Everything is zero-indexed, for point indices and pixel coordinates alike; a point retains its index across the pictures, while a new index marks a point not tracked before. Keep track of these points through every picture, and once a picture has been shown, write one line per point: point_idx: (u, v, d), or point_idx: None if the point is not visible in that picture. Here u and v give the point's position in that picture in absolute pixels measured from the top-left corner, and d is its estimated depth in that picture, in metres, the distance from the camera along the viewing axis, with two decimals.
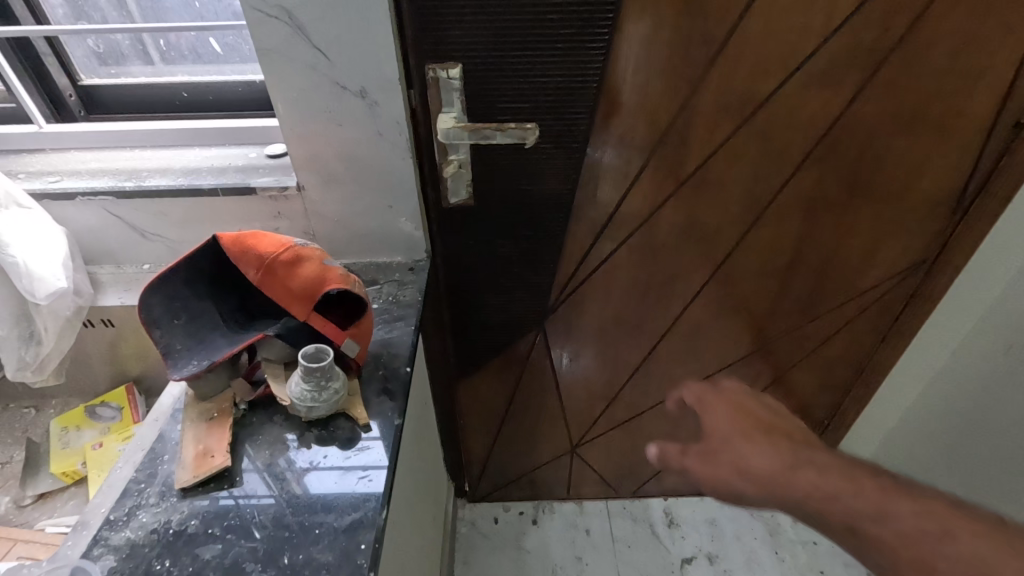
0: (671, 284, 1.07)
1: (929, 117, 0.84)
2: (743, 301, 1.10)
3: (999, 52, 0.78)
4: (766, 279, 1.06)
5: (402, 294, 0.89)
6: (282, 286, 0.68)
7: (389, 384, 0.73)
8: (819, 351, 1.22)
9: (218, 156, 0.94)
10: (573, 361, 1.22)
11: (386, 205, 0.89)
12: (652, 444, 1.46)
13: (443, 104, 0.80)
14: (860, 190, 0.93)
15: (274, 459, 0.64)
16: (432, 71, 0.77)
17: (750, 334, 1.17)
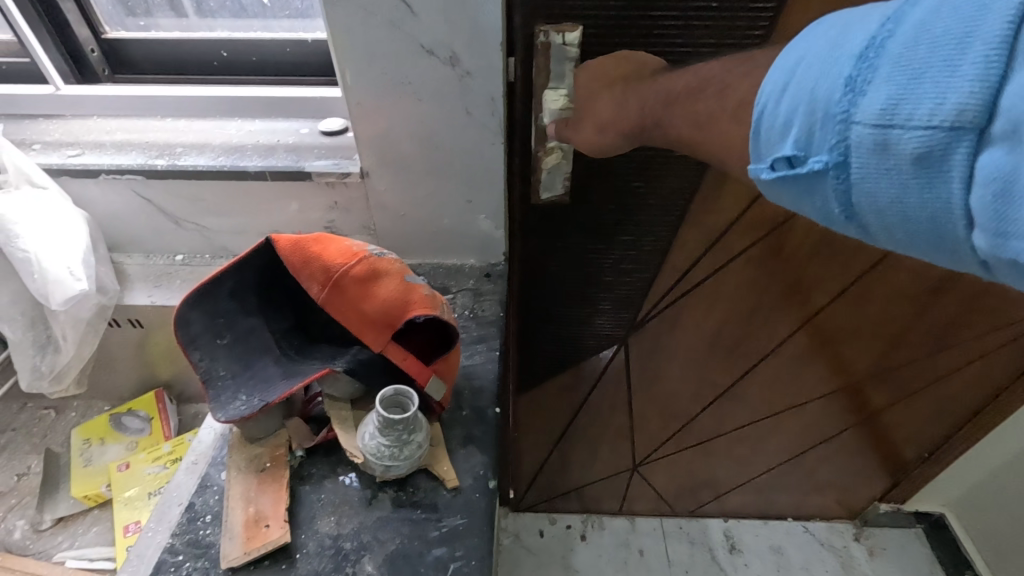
0: (789, 301, 0.93)
1: None
2: (870, 323, 0.96)
3: None
4: (902, 301, 0.91)
5: (480, 307, 0.74)
6: (354, 308, 0.54)
7: (476, 431, 0.59)
8: (942, 382, 1.08)
9: (264, 130, 0.79)
10: (654, 378, 1.08)
11: (465, 199, 0.74)
12: (720, 465, 1.32)
13: (551, 78, 0.64)
14: None
15: (342, 530, 0.50)
16: (545, 34, 0.60)
17: (868, 357, 1.04)
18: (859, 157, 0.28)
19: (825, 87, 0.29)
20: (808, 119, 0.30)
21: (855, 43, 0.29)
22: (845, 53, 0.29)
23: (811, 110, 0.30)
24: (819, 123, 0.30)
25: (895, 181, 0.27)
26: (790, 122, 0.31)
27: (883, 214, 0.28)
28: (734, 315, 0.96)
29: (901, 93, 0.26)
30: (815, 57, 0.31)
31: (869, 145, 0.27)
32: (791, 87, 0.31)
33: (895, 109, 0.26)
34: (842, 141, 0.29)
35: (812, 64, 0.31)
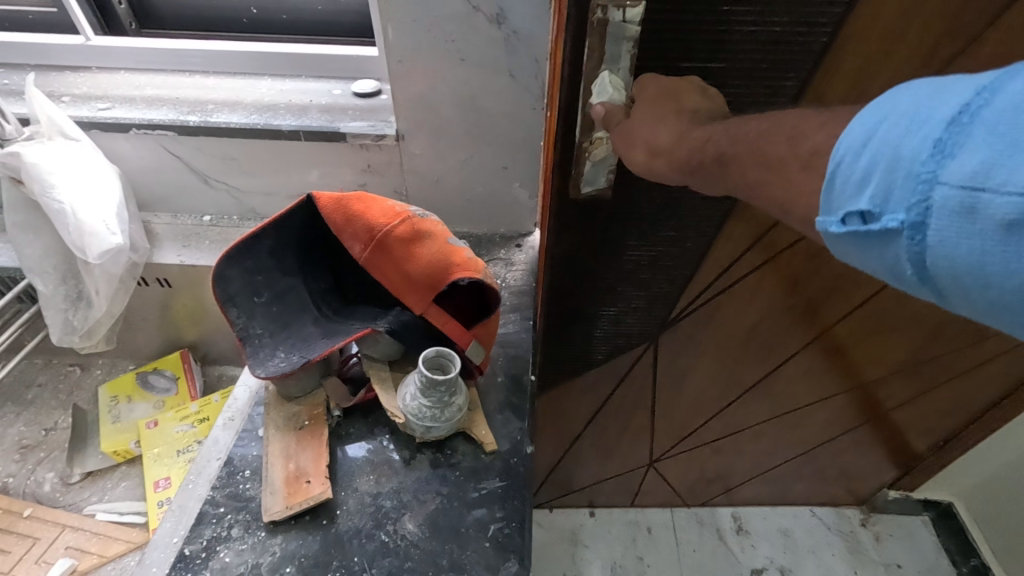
0: None
1: None
2: None
3: None
4: None
5: (512, 277, 0.74)
6: (397, 270, 0.53)
7: (513, 398, 0.59)
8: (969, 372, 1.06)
9: (296, 90, 0.77)
10: None
11: (501, 166, 0.73)
12: (738, 459, 1.27)
13: (605, 63, 0.44)
14: None
15: (382, 490, 0.50)
16: (602, 9, 0.41)
17: None
18: (944, 224, 0.21)
19: (910, 141, 0.22)
20: (888, 174, 0.23)
21: (953, 95, 0.22)
22: (943, 102, 0.22)
23: (891, 165, 0.23)
24: (901, 182, 0.22)
25: (999, 252, 0.20)
26: (862, 175, 0.24)
27: (978, 293, 0.21)
28: None
29: (1011, 155, 0.19)
30: (903, 104, 0.23)
31: (956, 211, 0.20)
32: (872, 133, 0.24)
33: (1001, 170, 0.19)
34: (924, 202, 0.22)
35: (907, 106, 0.23)
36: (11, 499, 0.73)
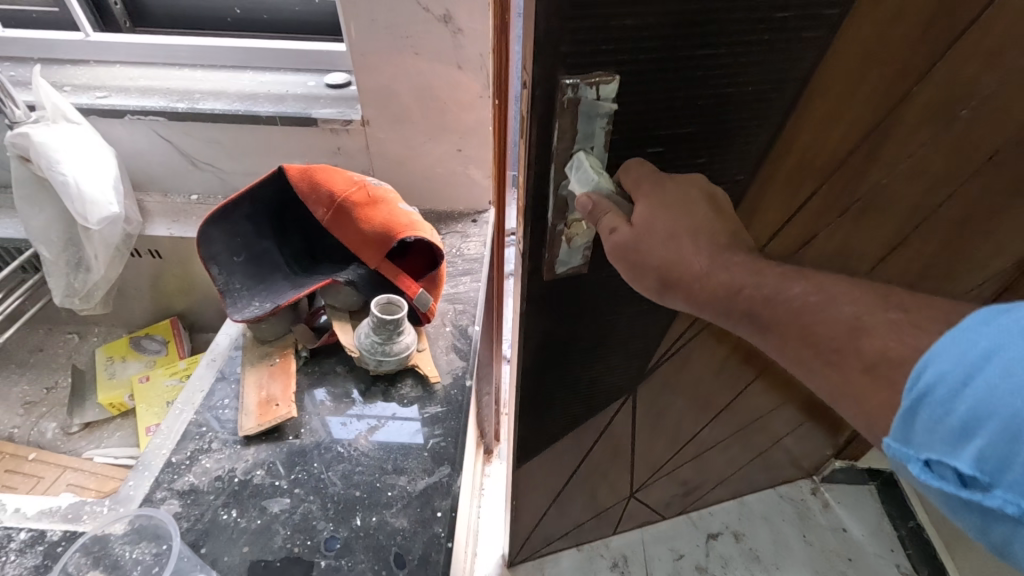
0: None
1: None
2: None
3: None
4: None
5: (466, 247, 0.83)
6: (354, 230, 0.62)
7: (458, 342, 0.68)
8: None
9: (274, 82, 0.86)
10: None
11: (456, 148, 0.83)
12: None
13: (578, 139, 0.43)
14: None
15: (340, 414, 0.60)
16: (572, 87, 0.39)
17: None
18: None
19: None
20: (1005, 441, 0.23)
21: None
22: None
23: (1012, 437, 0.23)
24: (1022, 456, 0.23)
25: None
26: (963, 422, 0.24)
27: None
28: None
29: None
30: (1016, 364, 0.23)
31: None
32: (977, 371, 0.24)
33: None
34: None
35: (998, 328, 0.24)
36: (17, 445, 0.81)
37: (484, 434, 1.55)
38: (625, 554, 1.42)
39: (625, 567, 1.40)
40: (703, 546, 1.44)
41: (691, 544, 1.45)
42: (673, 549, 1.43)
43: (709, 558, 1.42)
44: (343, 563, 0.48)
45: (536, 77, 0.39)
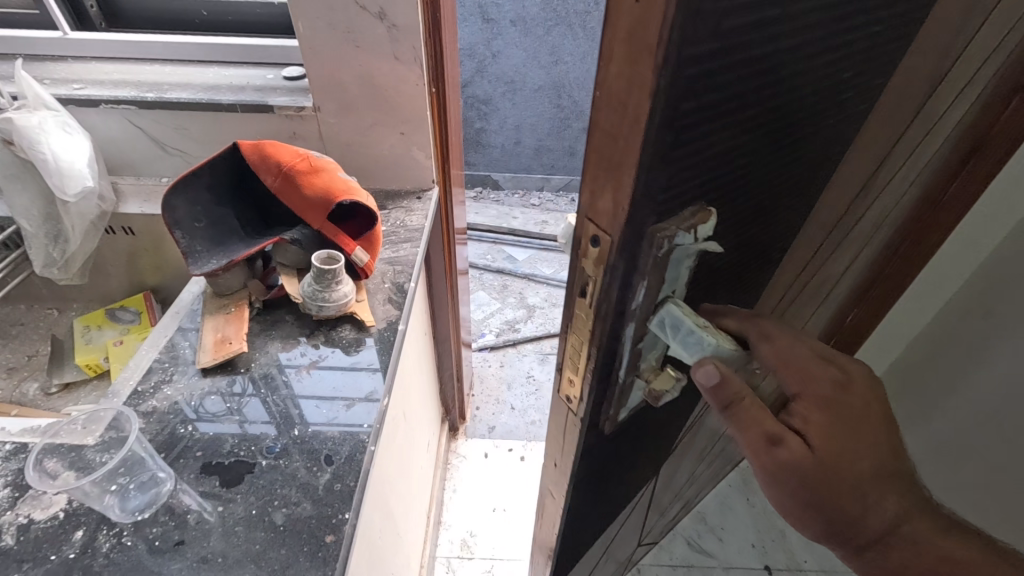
0: None
1: None
2: None
3: None
4: None
5: (409, 219, 0.93)
6: (298, 194, 0.72)
7: (394, 295, 0.78)
8: None
9: (236, 75, 0.96)
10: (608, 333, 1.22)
11: (399, 132, 0.93)
12: None
13: (664, 285, 0.36)
14: None
15: (287, 352, 0.69)
16: (671, 237, 0.33)
17: None
18: None
19: None
20: None
21: None
22: None
23: None
24: None
25: None
26: None
27: None
28: None
29: None
30: None
31: None
32: None
33: None
34: None
35: None
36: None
37: (450, 411, 1.64)
38: None
39: None
40: None
41: None
42: None
43: None
44: (280, 462, 0.58)
45: (631, 230, 0.32)
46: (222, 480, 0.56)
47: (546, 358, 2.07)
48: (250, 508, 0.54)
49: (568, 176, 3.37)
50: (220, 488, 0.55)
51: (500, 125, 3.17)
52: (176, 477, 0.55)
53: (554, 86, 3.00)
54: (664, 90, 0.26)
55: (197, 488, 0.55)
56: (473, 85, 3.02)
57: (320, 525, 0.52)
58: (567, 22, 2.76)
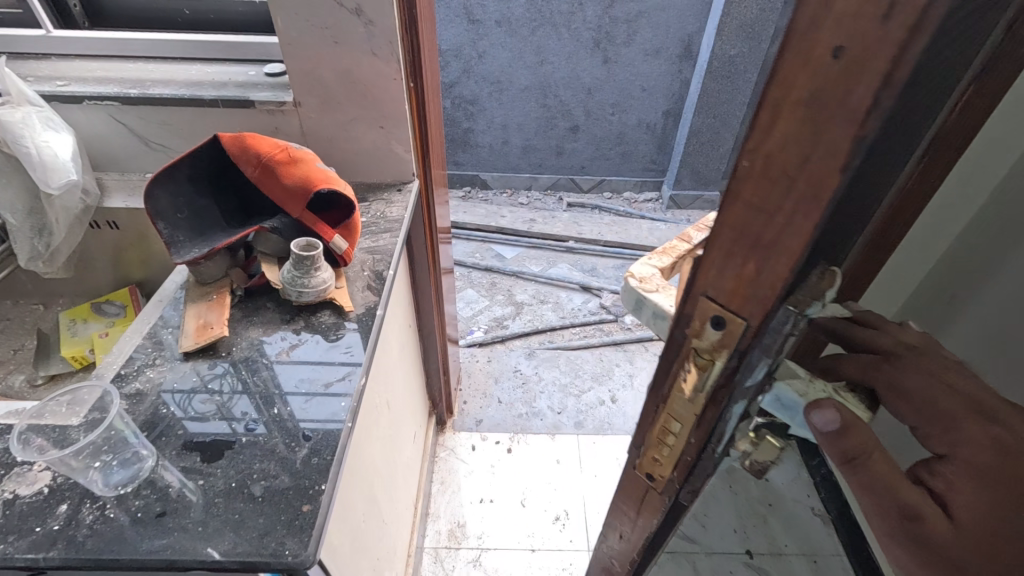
0: None
1: None
2: None
3: None
4: None
5: (390, 211, 0.96)
6: (277, 184, 0.74)
7: (373, 282, 0.80)
8: None
9: (218, 71, 0.98)
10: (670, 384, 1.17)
11: (378, 126, 0.96)
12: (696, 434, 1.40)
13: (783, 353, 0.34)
14: None
15: (268, 336, 0.71)
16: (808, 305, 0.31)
17: None
18: None
19: None
20: None
21: None
22: None
23: None
24: None
25: None
26: None
27: None
28: None
29: None
30: None
31: None
32: None
33: None
34: None
35: None
36: None
37: (437, 405, 1.66)
38: (566, 509, 1.55)
39: (567, 519, 1.52)
40: None
41: None
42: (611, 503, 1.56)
43: None
44: (260, 438, 0.60)
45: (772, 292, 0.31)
46: (202, 456, 0.58)
47: (532, 353, 2.10)
48: (230, 481, 0.56)
49: (555, 174, 3.40)
50: (201, 464, 0.57)
51: (487, 124, 3.20)
52: (157, 454, 0.57)
53: (539, 86, 3.04)
54: (869, 145, 0.24)
55: (178, 464, 0.57)
56: (460, 86, 3.05)
57: (298, 496, 0.55)
58: (551, 22, 2.79)
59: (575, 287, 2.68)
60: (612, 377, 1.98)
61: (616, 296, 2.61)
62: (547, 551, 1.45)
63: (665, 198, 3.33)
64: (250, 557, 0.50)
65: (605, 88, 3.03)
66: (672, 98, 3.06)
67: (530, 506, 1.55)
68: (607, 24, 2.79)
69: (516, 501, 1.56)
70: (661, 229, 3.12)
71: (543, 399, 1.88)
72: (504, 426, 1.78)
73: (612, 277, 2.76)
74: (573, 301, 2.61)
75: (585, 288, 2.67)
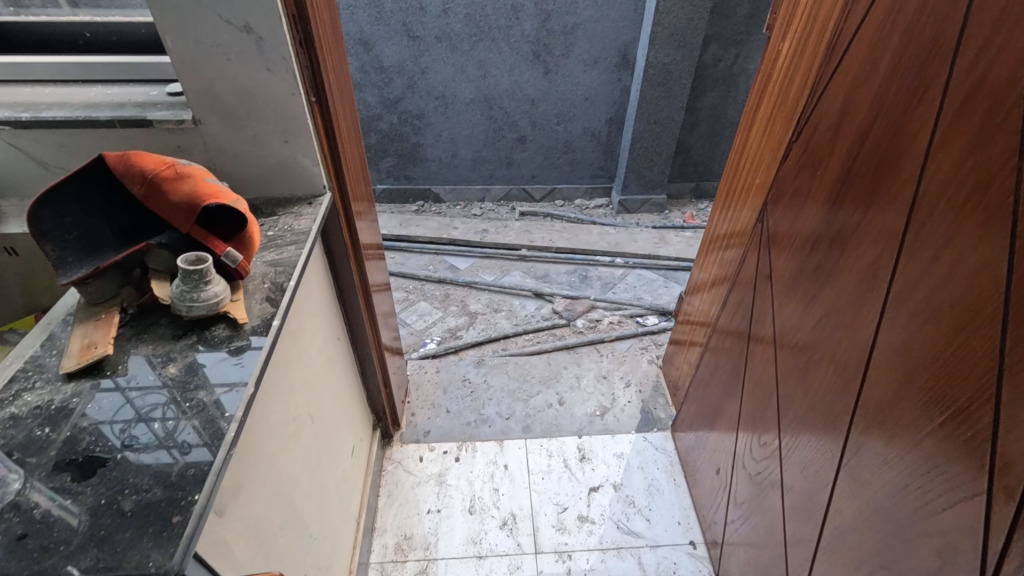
0: (815, 357, 0.94)
1: (857, 84, 0.85)
2: (789, 308, 1.04)
3: (867, 37, 0.83)
4: (794, 283, 1.02)
5: (297, 223, 0.97)
6: (164, 201, 0.74)
7: (273, 293, 0.81)
8: (740, 278, 1.34)
9: (119, 93, 0.98)
10: (786, 471, 1.05)
11: (282, 140, 0.97)
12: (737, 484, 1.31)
13: None
14: (820, 161, 0.95)
15: (158, 353, 0.71)
16: None
17: (767, 348, 1.14)
18: None
19: None
20: None
21: None
22: None
23: None
24: None
25: None
26: None
27: None
28: (822, 388, 0.92)
29: None
30: None
31: None
32: None
33: None
34: None
35: None
36: None
37: (383, 418, 1.66)
38: (513, 512, 1.56)
39: (514, 524, 1.53)
40: (584, 498, 1.60)
41: (572, 497, 1.59)
42: (557, 503, 1.58)
43: (590, 508, 1.57)
44: (137, 454, 0.59)
45: None
46: (75, 476, 0.57)
47: (481, 360, 2.10)
48: (100, 498, 0.55)
49: (506, 185, 3.46)
50: (72, 483, 0.56)
51: (435, 138, 3.24)
52: (26, 477, 0.56)
53: (484, 98, 3.08)
54: None
55: (48, 485, 0.56)
56: (405, 101, 3.08)
57: (168, 507, 0.55)
58: (490, 37, 2.85)
59: (528, 293, 2.71)
60: (560, 380, 1.99)
61: (568, 300, 2.64)
62: (494, 557, 1.45)
63: (615, 204, 3.41)
64: (112, 570, 0.49)
65: (548, 98, 3.10)
66: (614, 106, 3.16)
67: (477, 513, 1.55)
68: (545, 36, 2.87)
69: (464, 509, 1.56)
70: (612, 232, 3.19)
71: (492, 406, 1.88)
72: (452, 435, 1.77)
73: (564, 282, 2.81)
74: (526, 308, 2.64)
75: (537, 294, 2.70)
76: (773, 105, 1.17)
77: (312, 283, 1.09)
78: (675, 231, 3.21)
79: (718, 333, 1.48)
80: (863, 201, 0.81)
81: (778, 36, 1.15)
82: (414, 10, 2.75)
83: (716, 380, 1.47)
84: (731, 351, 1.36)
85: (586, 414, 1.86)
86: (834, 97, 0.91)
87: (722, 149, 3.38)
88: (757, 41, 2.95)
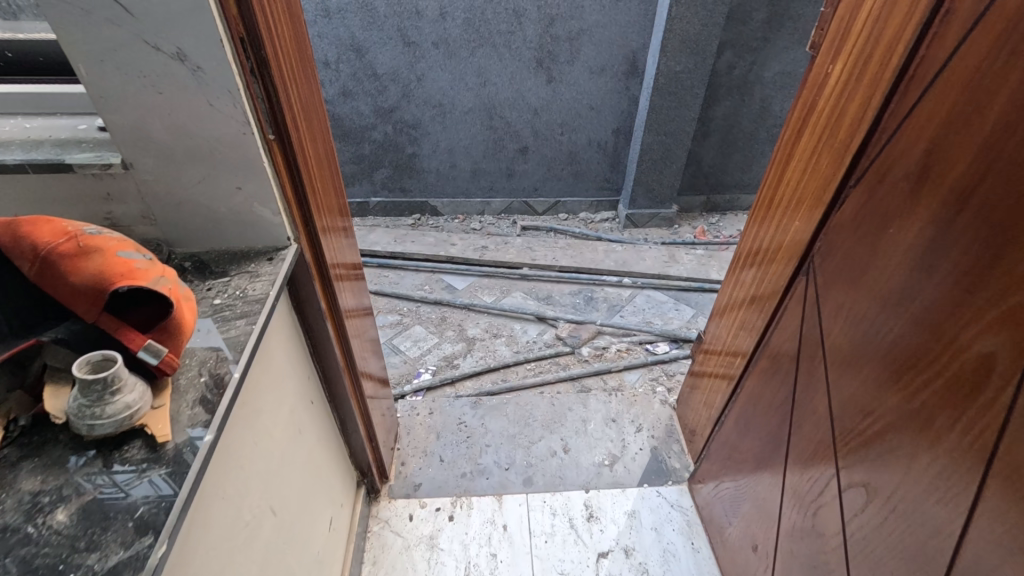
0: (901, 453, 0.77)
1: (949, 131, 0.69)
2: (854, 385, 0.88)
3: (962, 74, 0.67)
4: (860, 358, 0.86)
5: (251, 287, 0.80)
6: (63, 284, 0.57)
7: (209, 392, 0.64)
8: (777, 332, 1.17)
9: (42, 127, 0.82)
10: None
11: (235, 187, 0.80)
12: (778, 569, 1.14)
13: None
14: (895, 217, 0.78)
15: (45, 489, 0.53)
16: None
17: (820, 424, 0.98)
18: None
19: None
20: None
21: None
22: None
23: None
24: None
25: None
26: None
27: None
28: (913, 494, 0.75)
29: None
30: None
31: None
32: None
33: None
34: None
35: None
36: None
37: (368, 474, 1.49)
38: None
39: None
40: (592, 566, 1.42)
41: (579, 566, 1.42)
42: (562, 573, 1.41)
43: None
44: None
45: None
46: None
47: (479, 400, 1.93)
48: None
49: (507, 198, 3.29)
50: None
51: (433, 149, 3.07)
52: None
53: (484, 107, 2.91)
54: None
55: None
56: (401, 110, 2.90)
57: None
58: (490, 43, 2.68)
59: (530, 317, 2.54)
60: (565, 424, 1.83)
61: (572, 325, 2.47)
62: None
63: (622, 218, 3.24)
64: None
65: (552, 107, 2.93)
66: (621, 116, 2.98)
67: None
68: (549, 43, 2.69)
69: None
70: (619, 249, 3.02)
71: (490, 454, 1.72)
72: (446, 489, 1.61)
73: (569, 305, 2.64)
74: (528, 333, 2.47)
75: (540, 318, 2.53)
76: (817, 139, 1.01)
77: (275, 350, 0.92)
78: (685, 249, 3.04)
79: (748, 388, 1.32)
80: (978, 275, 0.64)
81: (823, 60, 0.99)
82: (409, 14, 2.58)
83: (746, 441, 1.30)
84: (767, 413, 1.20)
85: (594, 464, 1.69)
86: (914, 142, 0.75)
87: (734, 161, 3.21)
88: (774, 48, 2.77)
